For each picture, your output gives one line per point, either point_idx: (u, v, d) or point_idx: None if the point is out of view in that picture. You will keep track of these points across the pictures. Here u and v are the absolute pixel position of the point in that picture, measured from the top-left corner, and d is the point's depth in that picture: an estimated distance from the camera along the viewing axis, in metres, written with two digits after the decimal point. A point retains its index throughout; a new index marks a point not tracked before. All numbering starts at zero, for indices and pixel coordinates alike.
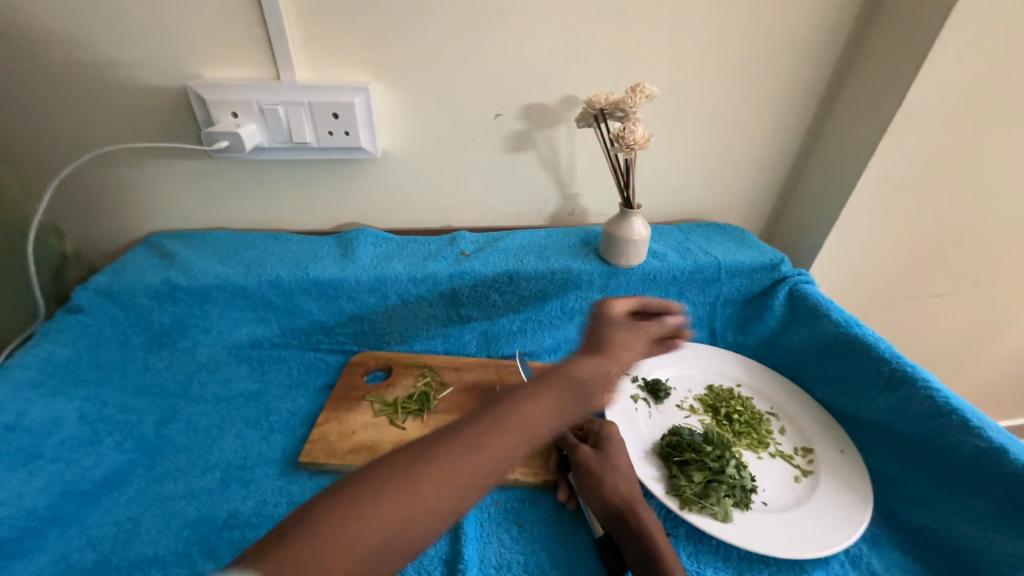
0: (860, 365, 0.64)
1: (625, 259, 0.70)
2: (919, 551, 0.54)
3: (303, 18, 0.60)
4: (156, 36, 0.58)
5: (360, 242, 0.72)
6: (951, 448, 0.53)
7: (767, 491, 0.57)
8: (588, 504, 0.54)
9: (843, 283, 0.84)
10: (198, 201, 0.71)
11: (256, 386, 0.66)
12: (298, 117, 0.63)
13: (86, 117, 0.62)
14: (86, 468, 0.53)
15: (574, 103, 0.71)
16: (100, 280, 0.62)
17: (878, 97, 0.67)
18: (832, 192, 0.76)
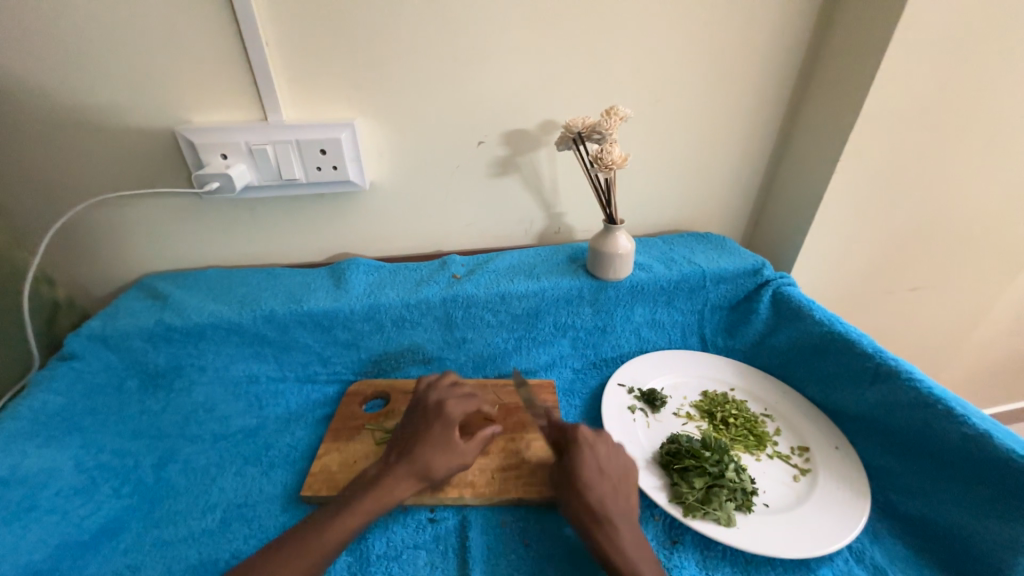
0: (846, 362, 0.63)
1: (612, 272, 0.70)
2: (918, 542, 0.52)
3: (290, 64, 0.63)
4: (148, 87, 0.61)
5: (352, 271, 0.72)
6: (940, 439, 0.52)
7: (768, 492, 0.56)
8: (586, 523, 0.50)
9: (827, 280, 0.86)
10: (193, 242, 0.73)
11: (255, 422, 0.65)
12: (287, 155, 0.65)
13: (79, 168, 0.64)
14: (83, 518, 0.51)
15: (553, 127, 0.74)
16: (93, 326, 0.62)
17: (841, 100, 0.71)
18: (806, 193, 0.78)
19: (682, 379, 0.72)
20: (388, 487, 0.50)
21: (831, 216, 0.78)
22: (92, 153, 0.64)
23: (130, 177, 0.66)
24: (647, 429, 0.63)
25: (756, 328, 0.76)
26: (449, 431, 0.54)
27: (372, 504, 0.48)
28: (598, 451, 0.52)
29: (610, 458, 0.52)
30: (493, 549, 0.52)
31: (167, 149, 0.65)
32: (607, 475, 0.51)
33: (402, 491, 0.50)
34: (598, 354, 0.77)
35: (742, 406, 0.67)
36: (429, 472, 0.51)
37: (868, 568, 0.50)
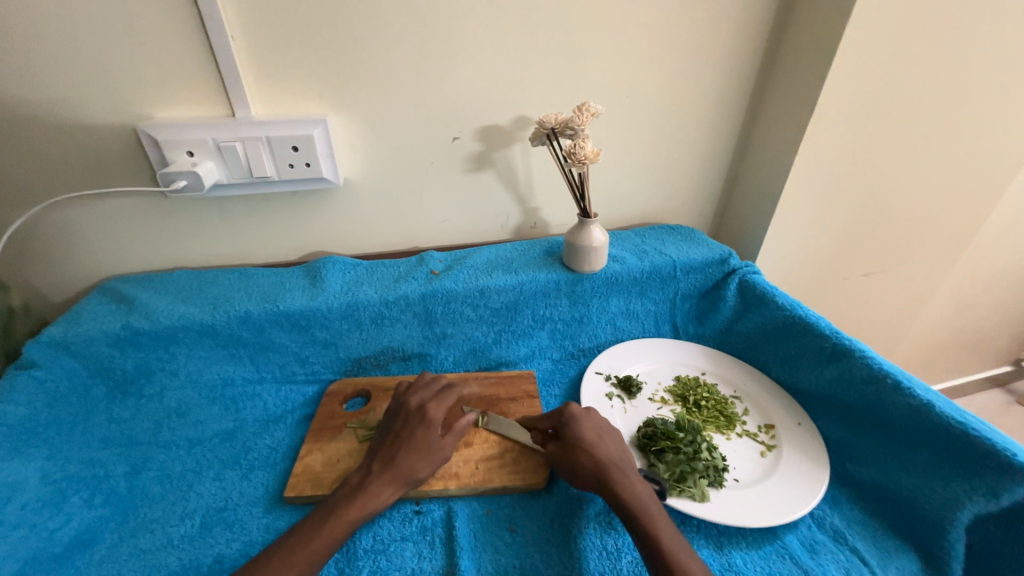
0: (806, 343, 0.67)
1: (588, 265, 0.72)
2: (872, 506, 0.57)
3: (257, 58, 0.61)
4: (106, 82, 0.59)
5: (328, 270, 0.71)
6: (890, 410, 0.57)
7: (738, 468, 0.59)
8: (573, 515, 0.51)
9: (788, 268, 0.91)
10: (158, 242, 0.70)
11: (231, 425, 0.64)
12: (256, 152, 0.64)
13: (32, 168, 0.61)
14: (52, 531, 0.50)
15: (527, 123, 0.75)
16: (54, 332, 0.60)
17: (797, 97, 0.75)
18: (767, 185, 0.82)
19: (656, 365, 0.75)
20: (370, 493, 0.50)
21: (791, 207, 0.82)
22: (45, 150, 0.61)
23: (87, 175, 0.63)
24: (625, 415, 0.66)
25: (724, 315, 0.80)
26: (424, 436, 0.55)
27: (354, 513, 0.48)
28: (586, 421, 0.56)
29: (600, 428, 0.56)
30: (480, 537, 0.53)
31: (128, 146, 0.63)
32: (604, 439, 0.54)
33: (385, 494, 0.50)
34: (577, 345, 0.80)
35: (713, 389, 0.70)
36: (408, 476, 0.52)
37: (829, 531, 0.54)
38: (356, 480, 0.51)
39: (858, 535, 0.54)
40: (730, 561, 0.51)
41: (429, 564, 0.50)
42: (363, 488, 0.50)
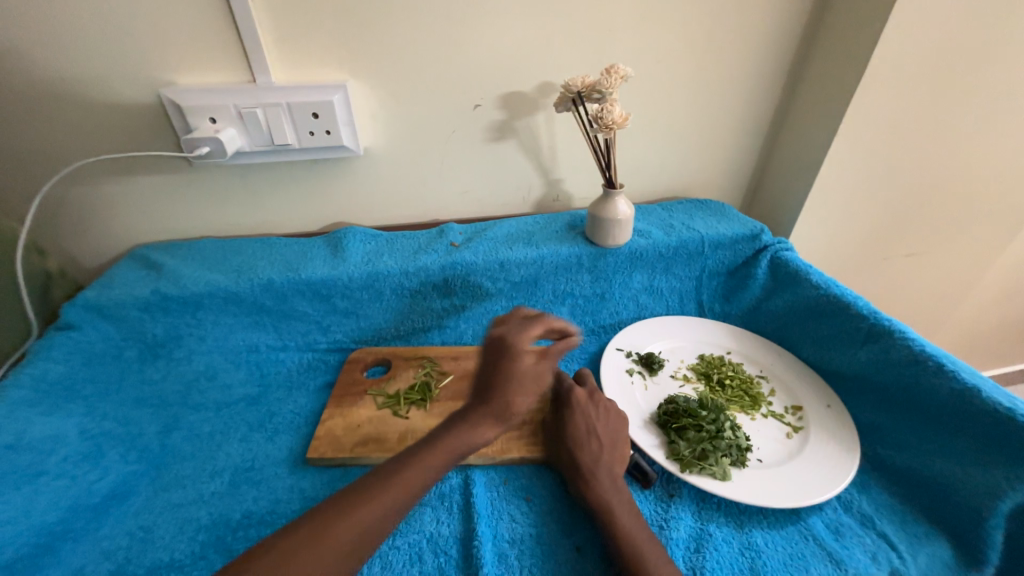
0: (841, 323, 0.64)
1: (611, 239, 0.70)
2: (904, 491, 0.54)
3: (275, 22, 0.60)
4: (128, 47, 0.58)
5: (349, 240, 0.71)
6: (930, 394, 0.54)
7: (762, 448, 0.58)
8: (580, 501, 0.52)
9: (824, 246, 0.86)
10: (184, 210, 0.71)
11: (256, 390, 0.66)
12: (278, 119, 0.64)
13: (62, 135, 0.62)
14: (92, 483, 0.52)
15: (551, 89, 0.72)
16: (89, 295, 0.62)
17: (845, 60, 0.69)
18: (805, 157, 0.77)
19: (679, 343, 0.73)
20: (468, 433, 0.49)
21: (831, 181, 0.77)
22: (71, 117, 0.61)
23: (113, 142, 0.64)
24: (645, 391, 0.65)
25: (753, 293, 0.77)
26: (512, 367, 0.52)
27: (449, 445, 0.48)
28: (589, 414, 0.57)
29: (613, 428, 0.56)
30: (497, 506, 0.53)
31: (151, 113, 0.63)
32: (596, 433, 0.55)
33: (485, 432, 0.49)
34: (597, 321, 0.78)
35: (738, 368, 0.68)
36: (505, 413, 0.50)
37: (856, 515, 0.53)
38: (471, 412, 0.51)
39: (887, 520, 0.52)
40: (750, 540, 0.50)
41: (448, 528, 0.51)
42: (463, 423, 0.49)
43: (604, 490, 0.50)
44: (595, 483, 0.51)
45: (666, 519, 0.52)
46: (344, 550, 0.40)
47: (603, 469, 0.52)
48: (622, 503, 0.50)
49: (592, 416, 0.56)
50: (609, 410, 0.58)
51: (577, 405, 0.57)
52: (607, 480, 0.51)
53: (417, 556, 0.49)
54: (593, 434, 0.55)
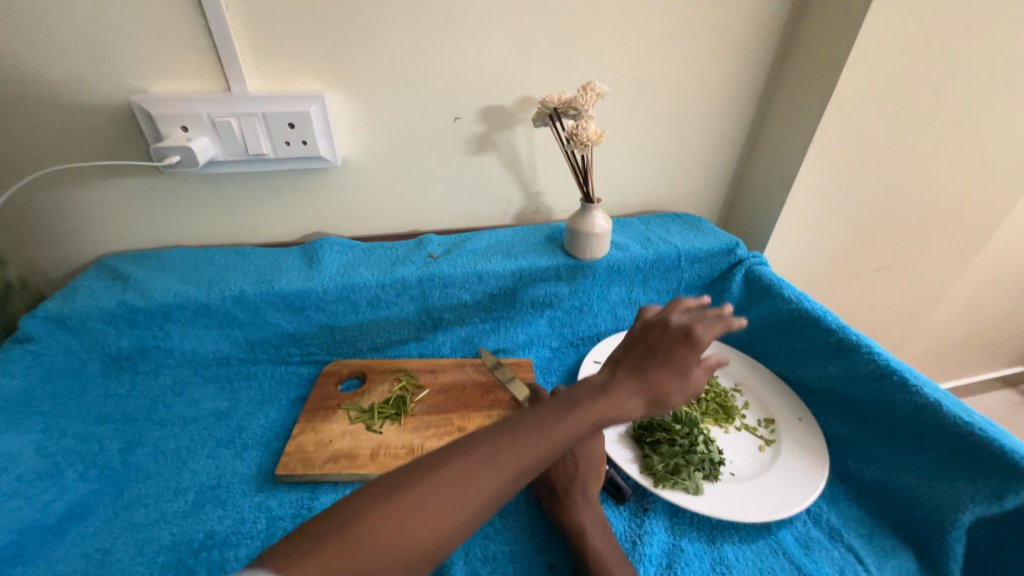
0: (811, 337, 0.66)
1: (589, 252, 0.71)
2: (871, 504, 0.55)
3: (252, 32, 0.60)
4: (98, 54, 0.57)
5: (325, 251, 0.71)
6: (895, 407, 0.55)
7: (734, 462, 0.58)
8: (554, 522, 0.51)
9: (797, 261, 0.89)
10: (154, 219, 0.70)
11: (225, 404, 0.64)
12: (253, 128, 0.63)
13: (27, 141, 0.61)
14: (46, 503, 0.50)
15: (530, 104, 0.73)
16: (50, 307, 0.60)
17: (813, 82, 0.71)
18: (778, 174, 0.80)
19: None
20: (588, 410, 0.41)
21: (802, 197, 0.79)
22: (37, 123, 0.60)
23: (81, 149, 0.62)
24: None
25: (728, 306, 0.78)
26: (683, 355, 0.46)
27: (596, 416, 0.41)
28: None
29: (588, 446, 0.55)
30: None
31: (121, 120, 0.62)
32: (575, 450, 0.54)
33: (633, 408, 0.43)
34: (576, 333, 0.78)
35: (713, 381, 0.69)
36: (656, 397, 0.44)
37: (825, 529, 0.53)
38: (597, 384, 0.44)
39: (854, 533, 0.53)
40: (721, 555, 0.50)
41: None
42: (612, 395, 0.43)
43: (578, 510, 0.50)
44: (568, 502, 0.50)
45: (639, 534, 0.52)
46: (450, 526, 0.33)
47: (575, 487, 0.51)
48: (595, 523, 0.49)
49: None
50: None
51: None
52: (580, 498, 0.51)
53: None
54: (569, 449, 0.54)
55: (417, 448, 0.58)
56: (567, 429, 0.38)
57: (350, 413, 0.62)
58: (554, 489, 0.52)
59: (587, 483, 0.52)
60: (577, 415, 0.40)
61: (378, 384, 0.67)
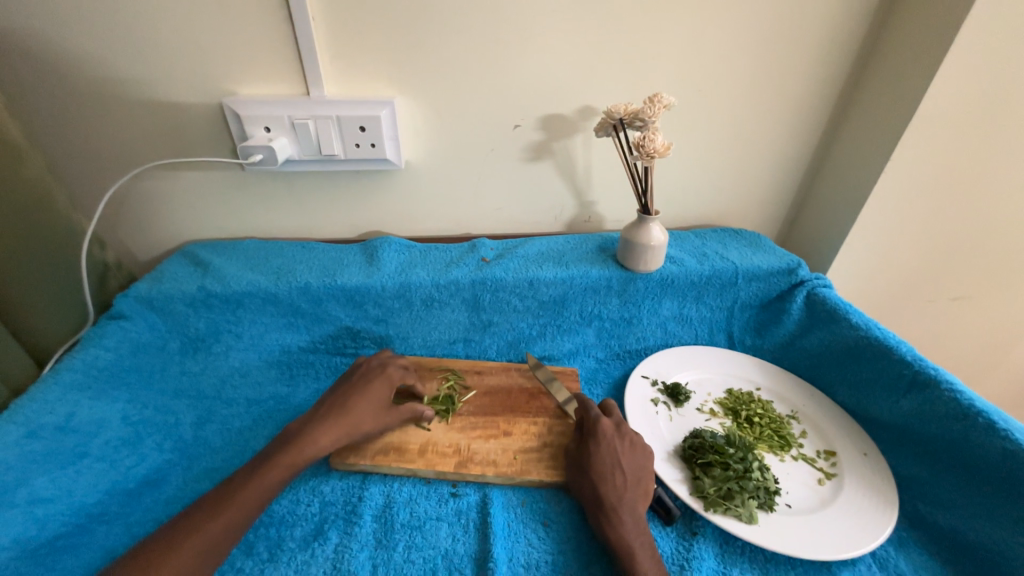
0: (882, 368, 0.62)
1: (643, 264, 0.70)
2: (946, 554, 0.51)
3: (333, 39, 0.63)
4: (198, 59, 0.62)
5: (384, 250, 0.73)
6: (978, 452, 0.51)
7: (791, 493, 0.55)
8: (599, 537, 0.50)
9: (865, 285, 0.83)
10: (232, 212, 0.75)
11: (286, 390, 0.68)
12: (327, 130, 0.66)
13: (131, 137, 0.67)
14: (129, 468, 0.55)
15: (592, 113, 0.73)
16: (140, 288, 0.65)
17: (895, 97, 0.67)
18: (849, 193, 0.76)
19: (706, 375, 0.71)
20: (313, 439, 0.52)
21: (874, 218, 0.75)
22: (141, 120, 0.66)
23: (176, 145, 0.68)
24: (670, 423, 0.63)
25: (787, 329, 0.75)
26: (374, 388, 0.58)
27: (288, 463, 0.50)
28: (615, 447, 0.55)
29: (638, 463, 0.54)
30: (513, 527, 0.53)
31: (212, 120, 0.67)
32: (621, 467, 0.53)
33: (364, 424, 0.56)
34: (623, 346, 0.77)
35: (768, 406, 0.66)
36: (353, 429, 0.55)
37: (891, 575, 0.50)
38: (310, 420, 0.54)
39: None
40: None
41: (463, 547, 0.51)
42: (306, 430, 0.52)
43: (626, 530, 0.49)
44: (617, 520, 0.50)
45: (687, 559, 0.50)
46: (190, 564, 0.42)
47: (625, 505, 0.50)
48: (643, 547, 0.48)
49: (618, 449, 0.54)
50: (637, 444, 0.55)
51: (604, 437, 0.55)
52: (629, 519, 0.50)
53: (432, 573, 0.49)
54: (619, 467, 0.53)
55: (463, 448, 0.59)
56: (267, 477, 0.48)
57: (334, 427, 0.53)
58: (602, 507, 0.51)
59: (637, 503, 0.51)
60: (281, 458, 0.50)
61: (366, 393, 0.57)
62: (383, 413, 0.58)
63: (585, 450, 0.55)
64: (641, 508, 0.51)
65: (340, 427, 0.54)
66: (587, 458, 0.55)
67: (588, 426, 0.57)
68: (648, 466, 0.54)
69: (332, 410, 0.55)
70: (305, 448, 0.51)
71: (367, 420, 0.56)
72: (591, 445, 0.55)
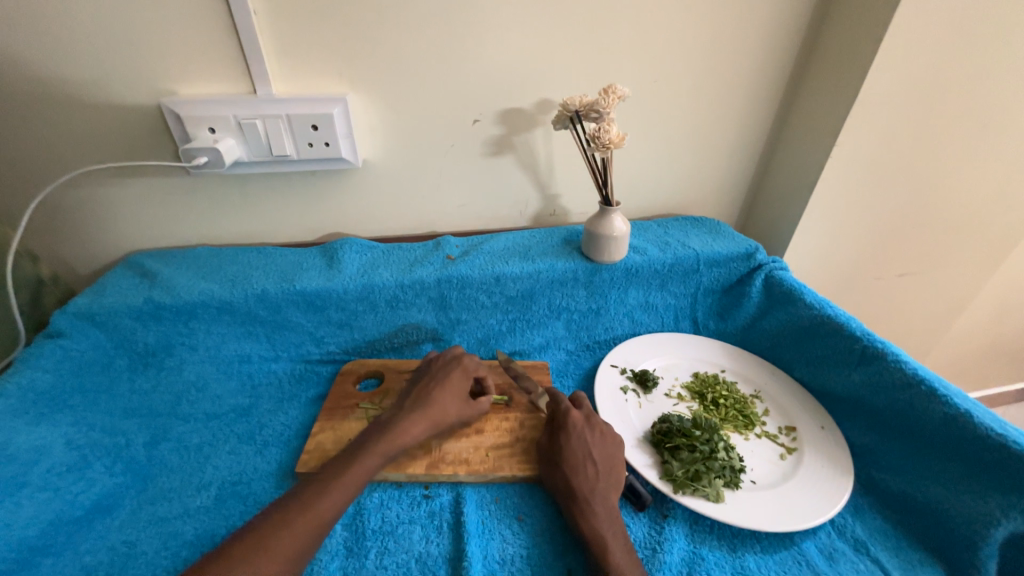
0: (834, 345, 0.64)
1: (607, 255, 0.70)
2: (898, 516, 0.54)
3: (278, 35, 0.61)
4: (131, 55, 0.59)
5: (345, 251, 0.71)
6: (922, 418, 0.54)
7: (755, 469, 0.57)
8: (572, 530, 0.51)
9: (818, 266, 0.87)
10: (180, 219, 0.71)
11: (247, 401, 0.65)
12: (277, 130, 0.64)
13: (62, 141, 0.62)
14: (75, 495, 0.51)
15: (550, 106, 0.73)
16: (80, 303, 0.61)
17: (838, 84, 0.70)
18: (799, 178, 0.79)
19: (673, 360, 0.73)
20: (402, 431, 0.52)
21: (824, 201, 0.78)
22: (70, 123, 0.62)
23: (111, 149, 0.64)
24: (639, 409, 0.64)
25: (747, 311, 0.77)
26: (455, 380, 0.59)
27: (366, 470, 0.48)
28: (586, 439, 0.55)
29: (610, 451, 0.55)
30: (487, 524, 0.53)
31: (151, 121, 0.63)
32: (592, 458, 0.54)
33: (449, 412, 0.56)
34: (592, 336, 0.78)
35: (732, 388, 0.68)
36: (440, 419, 0.55)
37: (850, 540, 0.52)
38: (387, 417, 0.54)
39: (880, 546, 0.51)
40: (743, 565, 0.50)
41: (437, 548, 0.50)
42: (392, 425, 0.53)
43: (600, 522, 0.49)
44: (589, 510, 0.50)
45: (659, 542, 0.51)
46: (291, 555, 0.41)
47: (596, 495, 0.51)
48: (616, 533, 0.49)
49: (589, 441, 0.55)
50: (608, 434, 0.56)
51: (574, 428, 0.56)
52: (601, 509, 0.50)
53: None
54: (590, 458, 0.53)
55: (434, 448, 0.59)
56: (366, 463, 0.48)
57: (422, 419, 0.54)
58: (574, 497, 0.51)
59: (608, 492, 0.52)
60: (368, 452, 0.49)
61: (446, 386, 0.58)
62: (465, 403, 0.58)
63: (559, 444, 0.55)
64: (612, 496, 0.52)
65: (435, 415, 0.55)
66: (557, 449, 0.55)
67: (559, 420, 0.57)
68: (619, 456, 0.55)
69: (421, 404, 0.55)
70: (394, 442, 0.51)
71: (450, 408, 0.57)
72: (564, 437, 0.55)
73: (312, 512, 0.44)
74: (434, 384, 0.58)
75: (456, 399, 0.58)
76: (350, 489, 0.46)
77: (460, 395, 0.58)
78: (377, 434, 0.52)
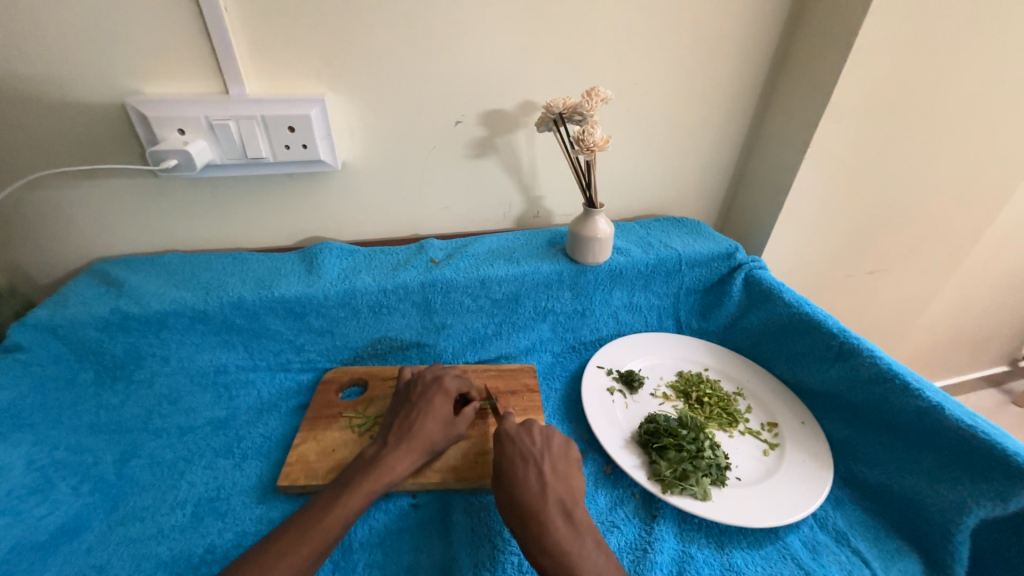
0: (812, 342, 0.66)
1: (591, 257, 0.71)
2: (876, 507, 0.56)
3: (251, 33, 0.58)
4: (92, 53, 0.55)
5: (325, 256, 0.70)
6: (898, 411, 0.56)
7: (740, 466, 0.58)
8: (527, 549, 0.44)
9: (794, 264, 0.90)
10: (148, 224, 0.68)
11: (224, 413, 0.63)
12: (251, 132, 0.62)
13: (18, 145, 0.59)
14: (38, 519, 0.49)
15: (533, 108, 0.73)
16: (40, 315, 0.58)
17: (811, 88, 0.72)
18: (774, 179, 0.81)
19: (658, 360, 0.73)
20: (387, 469, 0.49)
21: (800, 201, 0.80)
22: (25, 124, 0.58)
23: (72, 152, 0.61)
24: (626, 410, 0.65)
25: (728, 310, 0.78)
26: (439, 404, 0.56)
27: (344, 514, 0.45)
28: (522, 442, 0.51)
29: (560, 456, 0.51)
30: (478, 533, 0.52)
31: (116, 122, 0.60)
32: (534, 462, 0.49)
33: (433, 435, 0.54)
34: (578, 338, 0.78)
35: (715, 386, 0.69)
36: (427, 447, 0.53)
37: (831, 532, 0.54)
38: (370, 452, 0.51)
39: (860, 537, 0.53)
40: (731, 561, 0.50)
41: (426, 558, 0.50)
42: (375, 462, 0.49)
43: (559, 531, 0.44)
44: (546, 521, 0.44)
45: (649, 542, 0.52)
46: None
47: (552, 501, 0.46)
48: (585, 548, 0.43)
49: (527, 443, 0.51)
50: (548, 435, 0.53)
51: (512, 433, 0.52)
52: (559, 518, 0.45)
53: None
54: (534, 460, 0.49)
55: None
56: (348, 506, 0.45)
57: (407, 453, 0.51)
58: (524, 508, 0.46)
59: (565, 498, 0.47)
60: (350, 493, 0.46)
61: (429, 412, 0.55)
62: (451, 424, 0.55)
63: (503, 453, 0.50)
64: (577, 508, 0.47)
65: (421, 445, 0.52)
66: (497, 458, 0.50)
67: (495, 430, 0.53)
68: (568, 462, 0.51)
69: (406, 437, 0.52)
70: (381, 482, 0.48)
71: (433, 432, 0.54)
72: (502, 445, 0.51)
73: (291, 561, 0.41)
74: (416, 412, 0.55)
75: (440, 422, 0.55)
76: (332, 534, 0.44)
77: (443, 416, 0.55)
78: (359, 471, 0.49)
